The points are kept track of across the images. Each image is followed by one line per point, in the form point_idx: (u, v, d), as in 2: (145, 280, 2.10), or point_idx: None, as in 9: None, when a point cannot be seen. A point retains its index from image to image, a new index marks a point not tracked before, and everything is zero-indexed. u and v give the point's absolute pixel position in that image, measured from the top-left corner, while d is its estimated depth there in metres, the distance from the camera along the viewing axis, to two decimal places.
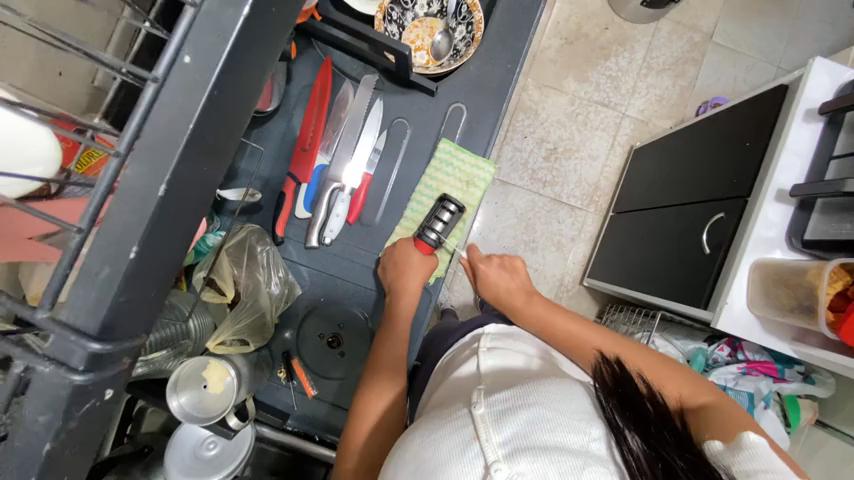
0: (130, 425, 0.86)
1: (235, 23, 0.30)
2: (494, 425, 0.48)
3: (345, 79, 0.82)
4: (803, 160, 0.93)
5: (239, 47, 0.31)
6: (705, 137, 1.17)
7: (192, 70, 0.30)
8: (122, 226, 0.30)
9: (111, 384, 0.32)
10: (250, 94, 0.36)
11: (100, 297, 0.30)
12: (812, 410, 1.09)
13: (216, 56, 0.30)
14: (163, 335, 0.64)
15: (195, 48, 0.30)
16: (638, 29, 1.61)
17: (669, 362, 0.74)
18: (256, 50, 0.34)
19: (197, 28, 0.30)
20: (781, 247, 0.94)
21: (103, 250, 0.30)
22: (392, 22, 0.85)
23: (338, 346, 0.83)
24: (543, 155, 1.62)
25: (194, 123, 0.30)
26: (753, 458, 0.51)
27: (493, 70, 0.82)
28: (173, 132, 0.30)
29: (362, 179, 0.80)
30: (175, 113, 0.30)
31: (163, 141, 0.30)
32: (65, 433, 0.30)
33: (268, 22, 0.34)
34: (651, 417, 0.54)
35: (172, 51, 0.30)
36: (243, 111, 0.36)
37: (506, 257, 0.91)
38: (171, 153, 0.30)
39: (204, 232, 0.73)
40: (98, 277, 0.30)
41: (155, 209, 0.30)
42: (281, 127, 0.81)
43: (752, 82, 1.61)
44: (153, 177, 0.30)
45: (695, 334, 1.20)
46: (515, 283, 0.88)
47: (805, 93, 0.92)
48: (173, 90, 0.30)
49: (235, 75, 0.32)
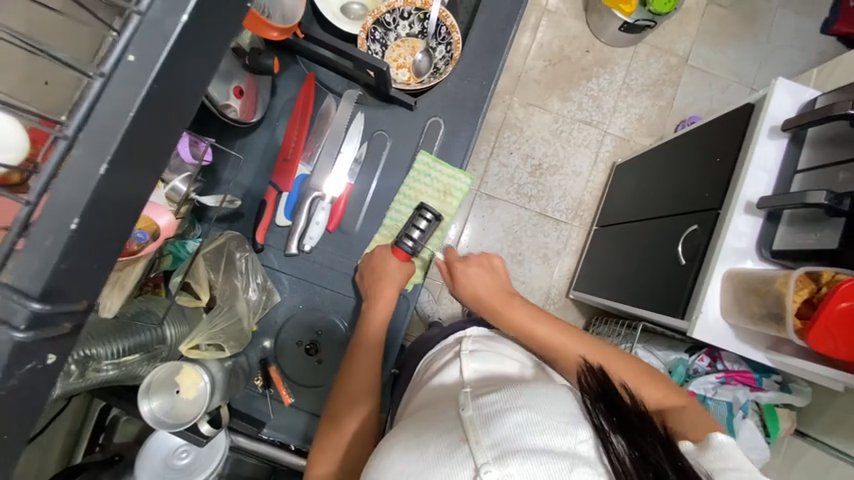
0: (103, 434, 0.85)
1: (175, 29, 0.33)
2: (482, 428, 0.49)
3: (328, 94, 0.86)
4: (770, 174, 0.97)
5: (178, 49, 0.34)
6: (679, 152, 1.22)
7: (135, 68, 0.32)
8: (64, 200, 0.31)
9: (54, 348, 0.33)
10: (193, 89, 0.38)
11: (42, 264, 0.31)
12: (790, 420, 1.10)
13: (157, 56, 0.33)
14: (135, 341, 0.65)
15: (138, 48, 0.33)
16: (618, 52, 1.69)
17: (637, 363, 0.75)
18: (200, 52, 0.37)
19: (140, 30, 0.33)
20: (751, 256, 0.97)
21: (46, 223, 0.31)
22: (375, 41, 0.90)
23: (316, 353, 0.84)
24: (528, 171, 1.66)
25: (135, 112, 0.32)
26: (721, 459, 0.51)
27: (469, 87, 0.86)
28: (116, 119, 0.32)
29: (343, 189, 0.83)
30: (118, 104, 0.32)
31: (105, 127, 0.32)
32: (6, 388, 0.31)
33: (210, 28, 0.36)
34: (639, 423, 0.51)
35: (118, 51, 0.32)
36: (190, 106, 0.38)
37: (485, 255, 0.86)
38: (113, 139, 0.32)
39: (185, 238, 0.74)
40: (43, 245, 0.31)
41: (95, 188, 0.32)
42: (264, 138, 0.84)
43: (727, 102, 1.68)
44: (95, 159, 0.32)
45: (676, 344, 1.21)
46: (495, 284, 0.84)
47: (769, 111, 0.97)
48: (118, 85, 0.32)
49: (175, 74, 0.35)
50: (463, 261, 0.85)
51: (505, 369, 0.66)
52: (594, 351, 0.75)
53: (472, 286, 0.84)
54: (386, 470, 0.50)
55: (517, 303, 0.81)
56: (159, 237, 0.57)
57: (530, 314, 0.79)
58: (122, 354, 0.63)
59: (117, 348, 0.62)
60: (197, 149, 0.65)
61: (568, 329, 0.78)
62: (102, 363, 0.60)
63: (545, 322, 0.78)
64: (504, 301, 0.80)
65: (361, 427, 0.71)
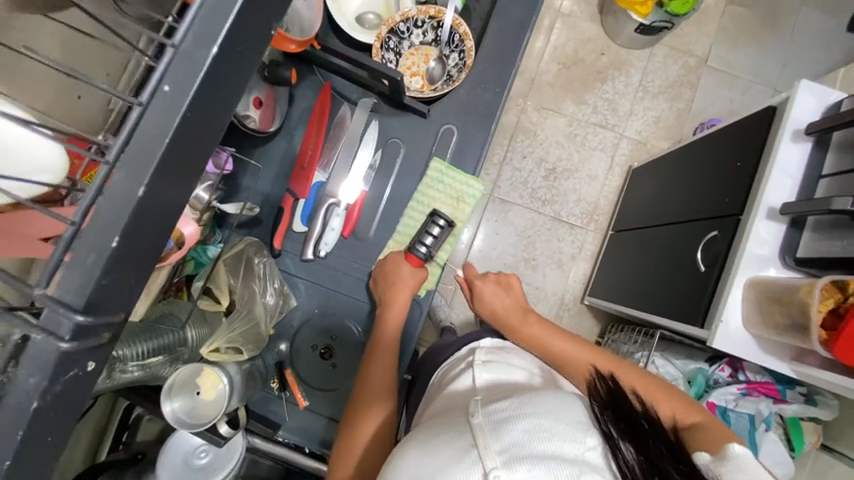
0: (126, 433, 0.88)
1: (205, 61, 0.35)
2: (492, 434, 0.48)
3: (344, 102, 0.87)
4: (794, 178, 0.94)
5: (210, 78, 0.36)
6: (698, 157, 1.19)
7: (170, 97, 0.34)
8: (106, 221, 0.33)
9: (94, 356, 0.35)
10: (225, 108, 0.39)
11: (86, 279, 0.33)
12: (816, 435, 1.06)
13: (191, 83, 0.34)
14: (159, 343, 0.67)
15: (173, 78, 0.34)
16: (634, 54, 1.67)
17: (658, 380, 0.74)
18: (230, 77, 0.38)
19: (176, 63, 0.34)
20: (774, 264, 0.94)
21: (90, 240, 0.33)
22: (389, 50, 0.91)
23: (330, 358, 0.85)
24: (542, 175, 1.65)
25: (170, 138, 0.34)
26: (738, 470, 0.50)
27: (482, 94, 0.87)
28: (153, 145, 0.34)
29: (358, 196, 0.84)
30: (155, 129, 0.34)
31: (143, 152, 0.34)
32: (52, 395, 0.32)
33: (239, 51, 0.38)
34: (648, 430, 0.51)
35: (155, 81, 0.34)
36: (218, 129, 0.40)
37: (501, 273, 0.90)
38: (149, 163, 0.34)
39: (205, 243, 0.78)
40: (86, 262, 0.33)
41: (134, 209, 0.34)
42: (283, 146, 0.87)
43: (748, 103, 1.64)
44: (133, 181, 0.34)
45: (696, 353, 1.18)
46: (510, 301, 0.87)
47: (792, 114, 0.94)
48: (155, 112, 0.34)
49: (207, 101, 0.36)
50: (482, 279, 0.90)
51: (516, 378, 0.65)
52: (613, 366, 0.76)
53: (490, 304, 0.87)
54: (402, 472, 0.50)
55: (532, 320, 0.82)
56: (184, 245, 0.59)
57: (549, 335, 0.79)
58: (145, 356, 0.65)
59: (140, 350, 0.64)
60: (218, 159, 0.68)
61: (586, 346, 0.78)
62: (128, 364, 0.62)
63: (565, 339, 0.79)
64: (519, 316, 0.83)
65: (379, 429, 0.71)
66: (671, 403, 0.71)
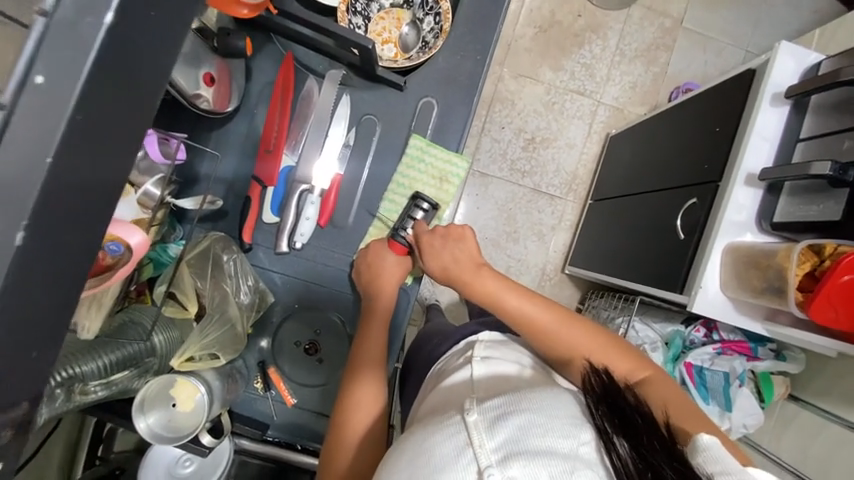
0: (102, 445, 0.83)
1: (97, 31, 0.27)
2: (487, 432, 0.47)
3: (308, 75, 0.78)
4: (771, 143, 0.94)
5: (107, 59, 0.28)
6: (677, 122, 1.18)
7: (46, 92, 0.27)
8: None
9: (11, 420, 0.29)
10: (141, 94, 0.32)
11: None
12: (784, 385, 1.12)
13: (78, 68, 0.27)
14: (122, 356, 0.61)
15: (47, 65, 0.27)
16: (611, 15, 1.61)
17: (608, 336, 0.72)
18: (145, 55, 0.31)
19: (49, 41, 0.27)
20: (751, 229, 0.96)
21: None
22: (357, 13, 0.82)
23: (316, 352, 0.81)
24: (521, 145, 1.61)
25: (53, 157, 0.27)
26: (711, 463, 0.45)
27: (462, 63, 0.80)
28: (29, 164, 0.27)
29: (333, 180, 0.77)
30: (31, 143, 0.27)
31: (16, 177, 0.27)
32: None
33: (149, 28, 0.31)
34: (642, 424, 0.50)
35: (21, 70, 0.27)
36: (139, 127, 0.33)
37: (451, 226, 0.77)
38: (27, 196, 0.27)
39: (164, 242, 0.69)
40: None
41: (15, 257, 0.27)
42: (242, 127, 0.78)
43: (722, 66, 1.63)
44: (9, 222, 0.26)
45: (673, 316, 1.23)
46: (464, 256, 0.76)
47: (772, 77, 0.93)
48: (25, 117, 0.27)
49: (111, 84, 0.29)
50: (434, 234, 0.76)
51: (506, 372, 0.64)
52: (577, 330, 0.70)
53: (444, 263, 0.75)
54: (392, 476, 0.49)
55: (487, 275, 0.75)
56: (131, 259, 0.51)
57: (510, 294, 0.73)
58: (109, 373, 0.58)
59: (101, 364, 0.57)
60: (168, 147, 0.59)
61: (555, 312, 0.72)
62: (89, 383, 0.56)
63: (531, 301, 0.73)
64: (472, 272, 0.75)
65: (370, 431, 0.68)
66: (624, 362, 0.69)
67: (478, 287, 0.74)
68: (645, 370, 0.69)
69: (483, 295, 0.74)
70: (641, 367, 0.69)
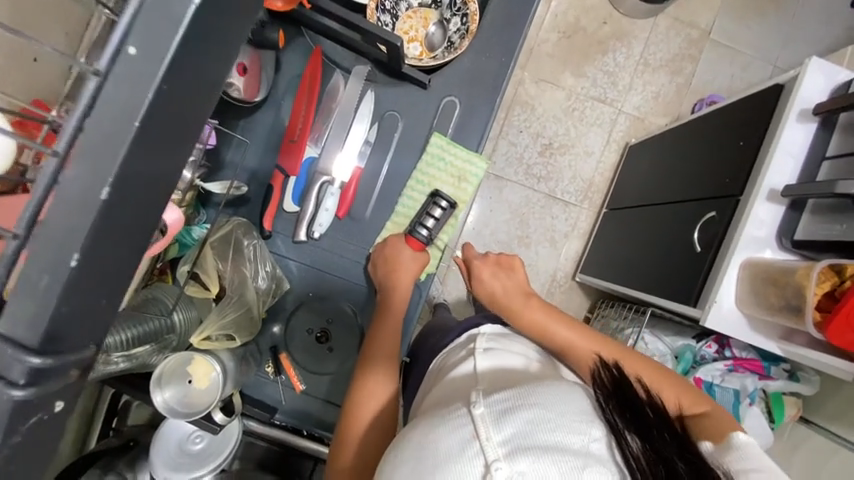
0: (116, 417, 0.86)
1: (185, 14, 0.29)
2: (495, 425, 0.47)
3: (335, 70, 0.80)
4: (796, 160, 0.92)
5: (194, 36, 0.30)
6: (700, 134, 1.16)
7: (138, 64, 0.29)
8: (69, 223, 0.28)
9: (60, 397, 0.32)
10: (210, 84, 0.35)
11: (41, 309, 0.29)
12: (796, 407, 1.11)
13: (164, 46, 0.29)
14: (146, 329, 0.63)
15: (139, 38, 0.29)
16: (637, 24, 1.60)
17: (658, 366, 0.71)
18: (214, 46, 0.33)
19: (142, 17, 0.29)
20: (770, 246, 0.94)
21: (43, 257, 0.28)
22: (385, 11, 0.84)
23: (327, 341, 0.83)
24: (538, 151, 1.61)
25: (139, 121, 0.29)
26: (743, 461, 0.51)
27: (487, 64, 0.80)
28: (116, 129, 0.29)
29: (353, 173, 0.79)
30: (119, 109, 0.29)
31: (102, 145, 0.29)
32: (9, 447, 0.29)
33: (227, 11, 0.33)
34: (652, 421, 0.52)
35: (116, 42, 0.29)
36: (200, 110, 0.35)
37: (502, 256, 0.87)
38: (111, 158, 0.29)
39: (189, 224, 0.72)
40: (39, 286, 0.29)
41: (95, 214, 0.29)
42: (269, 117, 0.80)
43: (749, 80, 1.60)
44: (94, 180, 0.29)
45: (684, 330, 1.21)
46: (511, 283, 0.83)
47: (801, 92, 0.91)
48: (116, 84, 0.29)
49: (193, 60, 0.31)
50: (485, 262, 0.87)
51: (513, 364, 0.65)
52: (618, 356, 0.71)
53: (492, 288, 0.83)
54: (402, 464, 0.49)
55: (534, 304, 0.79)
56: (166, 232, 0.54)
57: (554, 323, 0.75)
58: (131, 346, 0.61)
59: (126, 338, 0.60)
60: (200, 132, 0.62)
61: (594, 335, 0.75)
62: (112, 355, 0.59)
63: (568, 325, 0.75)
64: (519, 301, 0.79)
65: (375, 420, 0.69)
66: (678, 395, 0.67)
67: (522, 313, 0.78)
68: (699, 404, 0.66)
69: (527, 321, 0.77)
70: (694, 399, 0.67)
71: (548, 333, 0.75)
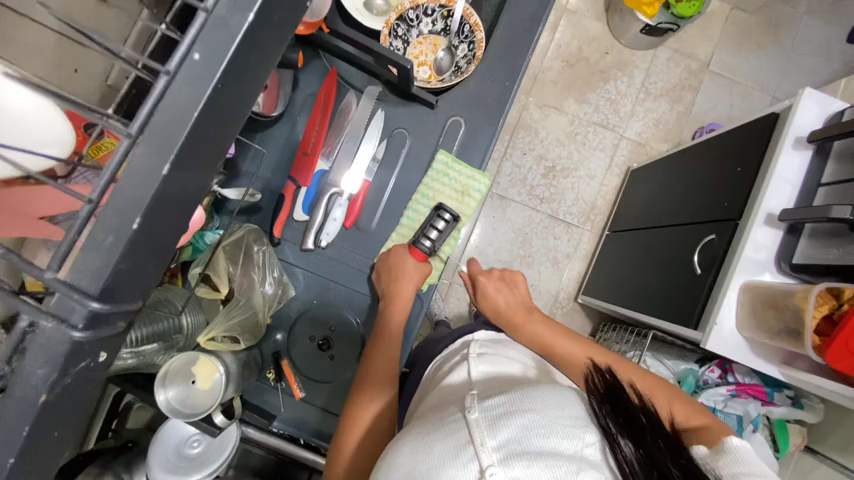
0: (116, 419, 0.87)
1: (241, 27, 0.33)
2: (488, 429, 0.48)
3: (349, 89, 0.85)
4: (793, 186, 0.95)
5: (244, 48, 0.34)
6: (699, 160, 1.19)
7: (201, 67, 0.33)
8: (126, 199, 0.31)
9: (105, 347, 0.34)
10: (249, 90, 0.38)
11: (104, 261, 0.31)
12: (801, 435, 1.09)
13: (222, 53, 0.33)
14: (155, 329, 0.65)
15: (203, 46, 0.33)
16: (638, 55, 1.67)
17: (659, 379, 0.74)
18: (259, 57, 0.37)
19: (207, 29, 0.33)
20: (769, 269, 0.95)
21: (109, 221, 0.31)
22: (398, 37, 0.89)
23: (328, 349, 0.84)
24: (541, 172, 1.65)
25: (199, 111, 0.32)
26: (737, 463, 0.51)
27: (492, 87, 0.85)
28: (180, 119, 0.32)
29: (360, 186, 0.82)
30: (183, 102, 0.32)
31: (166, 129, 0.32)
32: (61, 387, 0.31)
33: (269, 27, 0.37)
34: (645, 425, 0.51)
35: (183, 50, 0.32)
36: (240, 111, 0.38)
37: (505, 270, 0.87)
38: (175, 143, 0.32)
39: (203, 229, 0.75)
40: (103, 244, 0.31)
41: (158, 188, 0.32)
42: (284, 132, 0.84)
43: (747, 109, 1.65)
44: (158, 158, 0.32)
45: (686, 354, 1.20)
46: (515, 298, 0.84)
47: (795, 122, 0.94)
48: (182, 83, 0.32)
49: (242, 67, 0.35)
50: (490, 277, 0.86)
51: (511, 371, 0.65)
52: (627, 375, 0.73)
53: (497, 303, 0.83)
54: (395, 470, 0.50)
55: (536, 318, 0.79)
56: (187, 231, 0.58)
57: (555, 336, 0.75)
58: (140, 343, 0.63)
59: (137, 336, 0.62)
60: None
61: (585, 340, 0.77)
62: (122, 350, 0.61)
63: (575, 340, 0.76)
64: (524, 315, 0.79)
65: (374, 425, 0.69)
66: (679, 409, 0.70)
67: (525, 329, 0.78)
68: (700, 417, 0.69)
69: (531, 336, 0.76)
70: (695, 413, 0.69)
71: (552, 349, 0.74)
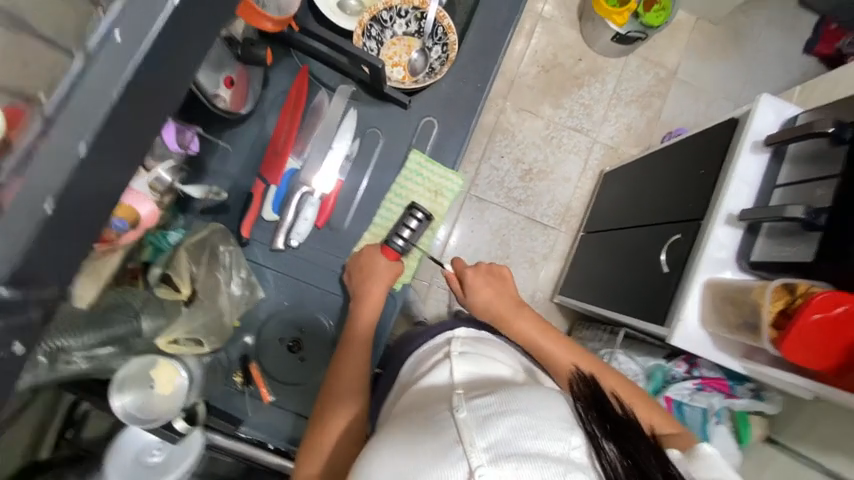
0: (72, 429, 0.82)
1: (166, 7, 0.36)
2: (478, 430, 0.48)
3: (320, 88, 0.84)
4: (751, 188, 0.99)
5: (169, 25, 0.37)
6: (663, 165, 1.24)
7: (124, 43, 0.35)
8: (41, 180, 0.32)
9: (24, 349, 0.34)
10: (174, 73, 0.40)
11: (17, 251, 0.32)
12: (762, 426, 1.14)
13: (145, 32, 0.35)
14: (112, 332, 0.64)
15: (124, 24, 0.35)
16: (610, 62, 1.72)
17: (633, 385, 0.77)
18: (182, 42, 0.39)
19: (130, 6, 0.35)
20: (731, 267, 0.99)
21: (20, 208, 0.32)
22: (371, 38, 0.89)
23: (299, 351, 0.82)
24: (519, 175, 1.68)
25: (120, 91, 0.35)
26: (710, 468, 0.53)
27: (464, 88, 0.86)
28: (99, 99, 0.34)
29: (334, 186, 0.81)
30: (102, 82, 0.34)
31: (88, 108, 0.34)
32: None
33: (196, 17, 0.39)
34: (630, 431, 0.52)
35: (105, 27, 0.34)
36: (169, 88, 0.41)
37: (494, 265, 0.90)
38: (93, 119, 0.34)
39: (165, 229, 0.73)
40: (20, 237, 0.32)
41: (77, 170, 0.34)
42: (254, 129, 0.83)
43: (713, 116, 1.73)
44: (73, 136, 0.33)
45: (655, 351, 1.23)
46: (503, 293, 0.88)
47: (752, 127, 0.99)
48: (102, 62, 0.34)
49: (168, 47, 0.38)
50: (479, 271, 0.89)
51: (500, 372, 0.66)
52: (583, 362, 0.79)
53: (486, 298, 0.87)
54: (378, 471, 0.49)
55: (525, 315, 0.85)
56: (139, 226, 0.60)
57: (539, 333, 0.82)
58: (94, 346, 0.61)
59: (89, 339, 0.60)
60: (183, 137, 0.67)
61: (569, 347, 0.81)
62: (72, 354, 0.59)
63: (548, 335, 0.82)
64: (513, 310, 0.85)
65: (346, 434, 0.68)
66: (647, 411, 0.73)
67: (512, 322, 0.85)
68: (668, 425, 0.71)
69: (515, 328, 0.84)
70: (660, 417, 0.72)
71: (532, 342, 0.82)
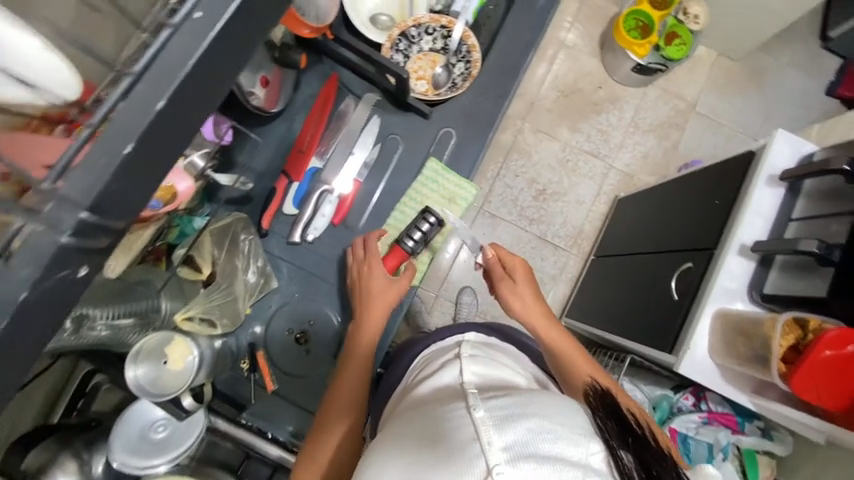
0: (83, 400, 0.85)
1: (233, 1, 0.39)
2: (495, 428, 0.46)
3: (348, 94, 0.89)
4: (766, 221, 0.99)
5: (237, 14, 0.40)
6: (678, 194, 1.25)
7: (198, 24, 0.38)
8: (119, 129, 0.36)
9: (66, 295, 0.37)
10: (234, 61, 0.43)
11: (77, 201, 0.34)
12: (770, 468, 1.10)
13: (217, 18, 0.39)
14: (134, 306, 0.66)
15: (199, 11, 0.38)
16: (629, 91, 1.75)
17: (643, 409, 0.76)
18: (243, 37, 0.42)
19: None
20: (742, 298, 0.98)
21: (89, 166, 0.35)
22: (399, 51, 0.91)
23: (306, 343, 0.84)
24: (532, 195, 1.70)
25: (194, 61, 0.38)
26: None
27: (483, 103, 0.90)
28: (174, 69, 0.37)
29: (351, 187, 0.85)
30: (174, 56, 0.37)
31: (158, 79, 0.37)
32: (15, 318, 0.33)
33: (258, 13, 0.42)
34: (647, 446, 0.51)
35: (186, 9, 0.38)
36: (231, 74, 0.44)
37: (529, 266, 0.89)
38: (170, 82, 0.37)
39: (191, 215, 0.77)
40: (78, 190, 0.34)
41: (143, 124, 0.36)
42: (282, 128, 0.88)
43: (731, 150, 1.74)
44: (152, 95, 0.36)
45: (662, 380, 1.21)
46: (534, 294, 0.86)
47: (769, 161, 0.99)
48: (181, 37, 0.38)
49: (231, 38, 0.41)
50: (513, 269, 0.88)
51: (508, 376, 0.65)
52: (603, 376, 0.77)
53: (517, 296, 0.85)
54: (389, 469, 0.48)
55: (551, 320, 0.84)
56: (175, 199, 0.62)
57: (563, 339, 0.81)
58: (118, 317, 0.63)
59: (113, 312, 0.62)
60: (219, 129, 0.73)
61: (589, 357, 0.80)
62: (97, 322, 0.60)
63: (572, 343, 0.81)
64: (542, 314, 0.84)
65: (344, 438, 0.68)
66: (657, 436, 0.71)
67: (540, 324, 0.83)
68: None
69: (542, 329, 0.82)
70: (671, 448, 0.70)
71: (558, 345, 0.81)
